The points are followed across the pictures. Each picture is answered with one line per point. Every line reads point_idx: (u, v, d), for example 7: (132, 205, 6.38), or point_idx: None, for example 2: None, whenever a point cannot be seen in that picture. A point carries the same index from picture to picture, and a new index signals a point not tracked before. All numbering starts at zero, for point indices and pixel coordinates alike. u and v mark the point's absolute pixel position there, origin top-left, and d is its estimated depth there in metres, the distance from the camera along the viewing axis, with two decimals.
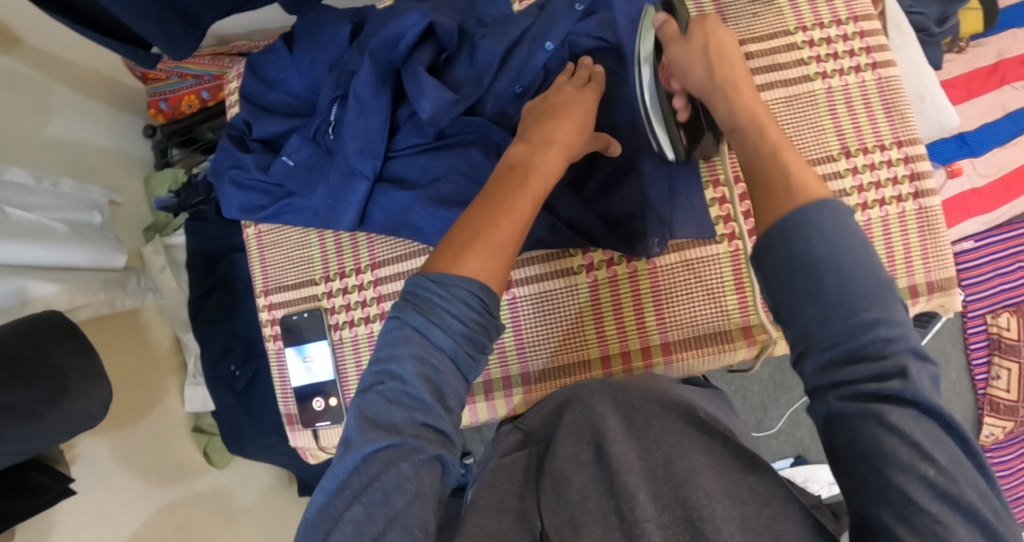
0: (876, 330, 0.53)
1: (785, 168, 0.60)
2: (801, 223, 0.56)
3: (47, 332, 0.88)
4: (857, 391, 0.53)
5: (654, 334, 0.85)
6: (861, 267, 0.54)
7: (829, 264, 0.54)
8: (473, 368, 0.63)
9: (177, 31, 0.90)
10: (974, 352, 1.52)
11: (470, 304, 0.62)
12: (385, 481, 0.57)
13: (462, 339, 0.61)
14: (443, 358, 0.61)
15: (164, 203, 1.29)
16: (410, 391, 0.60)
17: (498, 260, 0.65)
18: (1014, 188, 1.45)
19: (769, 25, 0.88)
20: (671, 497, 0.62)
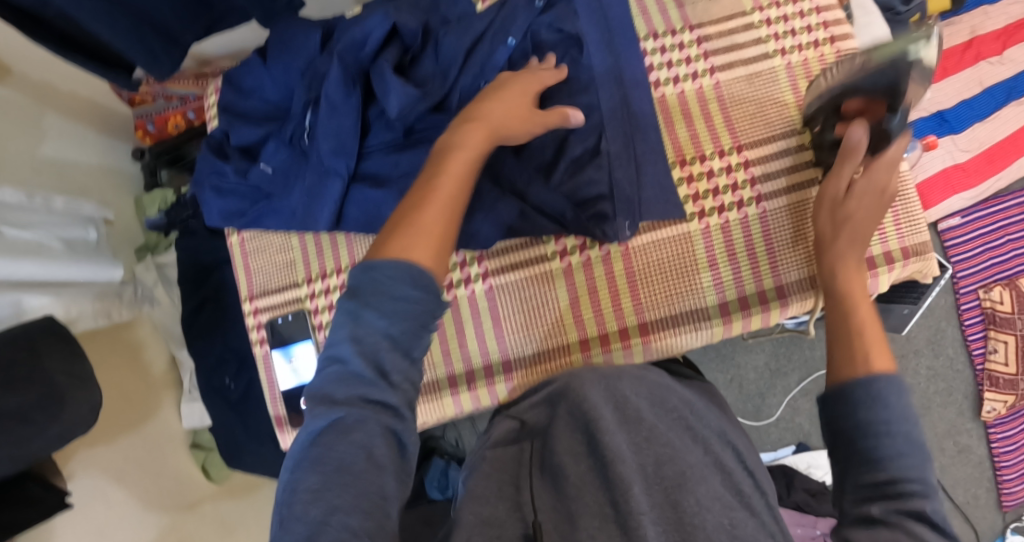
0: (912, 483, 0.60)
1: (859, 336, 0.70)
2: (869, 389, 0.64)
3: (44, 337, 0.96)
4: (888, 508, 0.59)
5: (631, 315, 0.86)
6: (911, 434, 0.62)
7: (876, 430, 0.62)
8: (416, 345, 0.62)
9: (155, 48, 0.94)
10: (970, 328, 1.50)
11: (401, 281, 0.62)
12: (334, 456, 0.58)
13: (399, 319, 0.61)
14: (380, 335, 0.61)
15: (156, 222, 1.35)
16: (353, 369, 0.61)
17: (426, 239, 0.65)
18: (998, 160, 1.46)
19: (726, 8, 0.90)
20: (661, 497, 0.63)
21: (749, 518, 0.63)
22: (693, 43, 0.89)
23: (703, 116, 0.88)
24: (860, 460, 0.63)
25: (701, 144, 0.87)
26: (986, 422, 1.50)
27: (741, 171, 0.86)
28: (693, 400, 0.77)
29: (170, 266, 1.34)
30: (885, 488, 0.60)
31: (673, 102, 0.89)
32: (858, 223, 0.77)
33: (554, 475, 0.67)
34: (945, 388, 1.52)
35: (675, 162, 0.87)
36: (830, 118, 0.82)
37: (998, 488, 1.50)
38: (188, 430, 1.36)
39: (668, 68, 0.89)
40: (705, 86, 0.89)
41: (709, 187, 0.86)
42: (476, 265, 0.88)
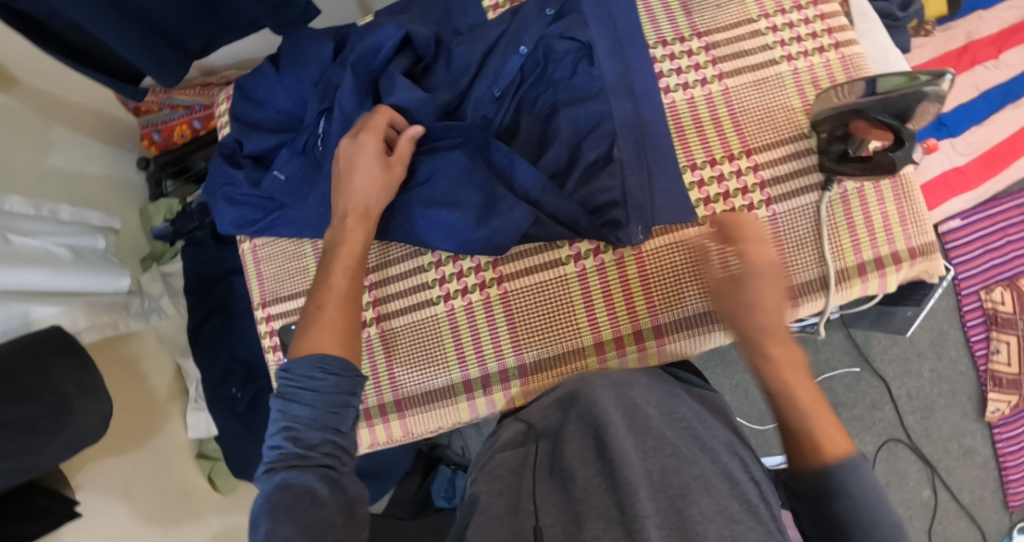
0: None
1: (812, 424, 0.67)
2: (834, 480, 0.64)
3: (51, 345, 0.97)
4: None
5: (645, 318, 0.87)
6: (881, 514, 0.63)
7: (855, 522, 0.63)
8: (342, 420, 0.71)
9: (166, 58, 0.95)
10: (972, 329, 1.52)
11: (315, 373, 0.71)
12: (278, 520, 0.64)
13: (318, 402, 0.70)
14: (303, 420, 0.69)
15: (161, 232, 1.35)
16: (285, 451, 0.68)
17: (335, 333, 0.74)
18: (996, 163, 1.47)
19: (733, 15, 0.92)
20: (666, 503, 0.63)
21: (752, 529, 0.62)
22: (702, 50, 0.91)
23: (713, 122, 0.89)
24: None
25: (712, 148, 0.88)
26: (990, 423, 1.51)
27: (751, 175, 0.88)
28: (700, 410, 0.77)
29: (176, 276, 1.35)
30: None
31: (683, 108, 0.90)
32: (758, 303, 0.70)
33: (564, 480, 0.69)
34: (949, 389, 1.53)
35: (686, 166, 0.88)
36: (838, 131, 0.84)
37: (1004, 488, 1.51)
38: (194, 440, 1.36)
39: (678, 74, 0.90)
40: (714, 92, 0.90)
41: (720, 191, 0.87)
42: (490, 270, 0.89)
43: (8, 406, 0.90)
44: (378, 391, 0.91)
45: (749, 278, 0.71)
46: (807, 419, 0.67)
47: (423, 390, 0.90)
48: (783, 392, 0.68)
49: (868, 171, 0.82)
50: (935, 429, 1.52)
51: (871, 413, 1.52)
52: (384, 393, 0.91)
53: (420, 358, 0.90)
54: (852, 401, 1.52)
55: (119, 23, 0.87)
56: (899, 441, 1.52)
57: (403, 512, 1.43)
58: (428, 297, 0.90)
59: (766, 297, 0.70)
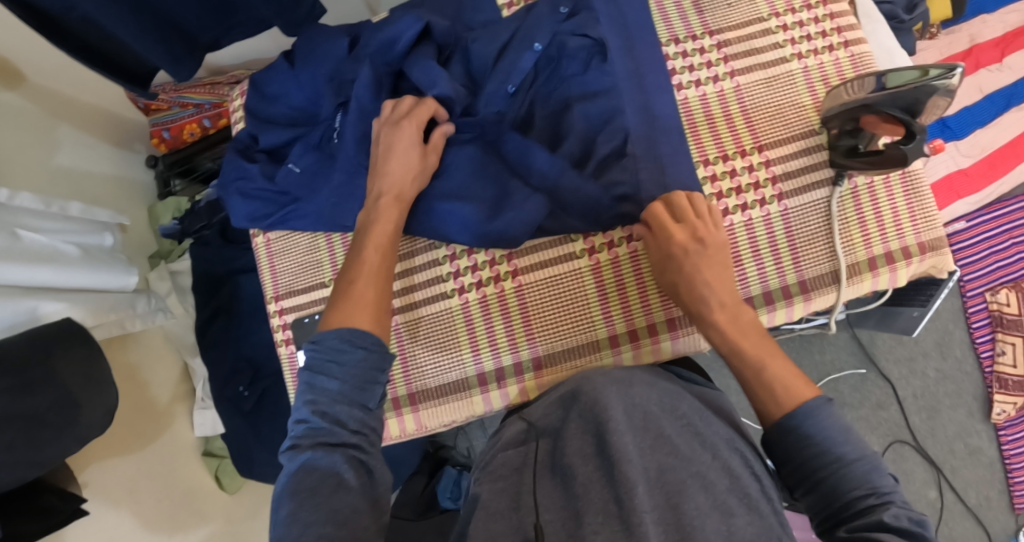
0: (869, 498, 0.66)
1: (766, 381, 0.73)
2: (796, 424, 0.70)
3: (59, 338, 0.97)
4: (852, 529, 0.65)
5: (659, 311, 0.87)
6: (848, 454, 0.68)
7: (822, 461, 0.68)
8: (369, 396, 0.72)
9: (180, 53, 0.96)
10: (977, 331, 1.53)
11: (344, 347, 0.73)
12: (304, 495, 0.66)
13: (347, 381, 0.71)
14: (332, 396, 0.71)
15: (169, 230, 1.36)
16: (313, 426, 0.70)
17: (361, 309, 0.76)
18: (1000, 166, 1.48)
19: (744, 14, 0.93)
20: (663, 499, 0.65)
21: (750, 522, 0.65)
22: (713, 48, 0.92)
23: (725, 119, 0.90)
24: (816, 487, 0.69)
25: (724, 144, 0.89)
26: (996, 424, 1.52)
27: (763, 171, 0.88)
28: (701, 408, 0.77)
29: (184, 274, 1.35)
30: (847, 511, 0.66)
31: (695, 104, 0.90)
32: (698, 279, 0.77)
33: (565, 478, 0.70)
34: (954, 390, 1.53)
35: (699, 161, 0.89)
36: (847, 126, 0.85)
37: (1009, 490, 1.51)
38: (200, 439, 1.36)
39: (690, 72, 0.91)
40: (726, 89, 0.91)
41: (733, 186, 0.88)
42: (505, 263, 0.89)
43: (16, 400, 0.90)
44: (392, 384, 0.91)
45: (693, 255, 0.78)
46: (762, 372, 0.73)
47: (436, 383, 0.90)
48: (736, 350, 0.75)
49: (875, 164, 0.82)
50: (940, 431, 1.52)
51: (877, 414, 1.52)
52: (397, 387, 0.91)
53: (434, 351, 0.90)
54: (857, 403, 1.52)
55: (134, 17, 0.88)
56: (904, 442, 1.52)
57: (409, 513, 1.41)
58: (442, 291, 0.90)
59: (708, 272, 0.77)
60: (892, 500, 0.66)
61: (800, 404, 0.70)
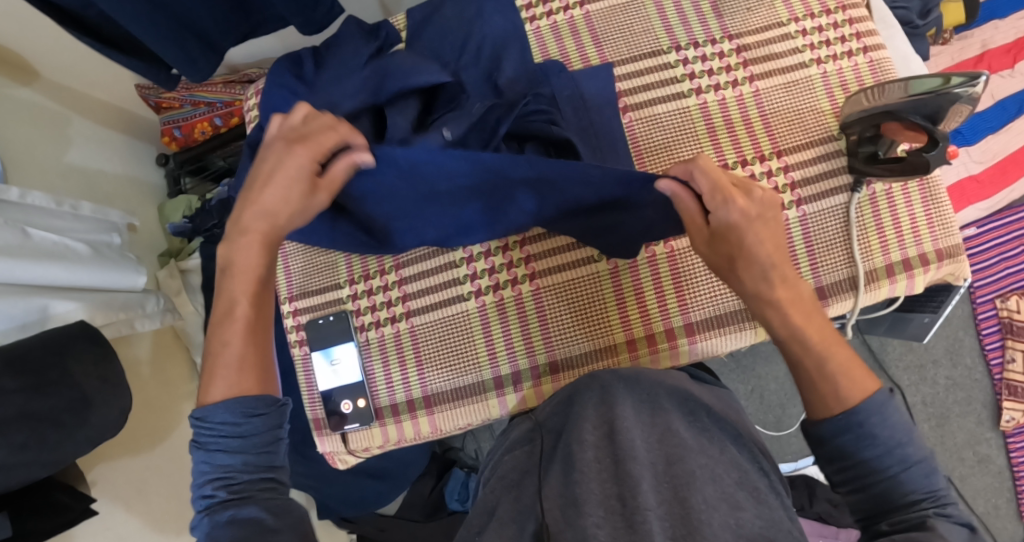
0: (923, 499, 0.67)
1: (833, 376, 0.70)
2: (854, 426, 0.69)
3: (70, 337, 0.97)
4: (898, 523, 0.66)
5: (676, 316, 0.86)
6: (910, 457, 0.68)
7: (883, 461, 0.68)
8: (274, 452, 0.71)
9: (196, 53, 0.97)
10: (987, 338, 1.53)
11: (233, 417, 0.69)
12: None
13: (246, 445, 0.69)
14: (235, 463, 0.68)
15: (179, 228, 1.34)
16: (221, 496, 0.68)
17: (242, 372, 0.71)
18: (1011, 172, 1.48)
19: (763, 19, 0.92)
20: (670, 494, 0.64)
21: (758, 516, 0.64)
22: (732, 52, 0.91)
23: (744, 123, 0.90)
24: (867, 485, 0.69)
25: (745, 148, 0.89)
26: (1005, 432, 1.51)
27: (782, 176, 0.88)
28: (713, 405, 0.79)
29: (194, 273, 1.34)
30: (894, 507, 0.68)
31: (714, 108, 0.90)
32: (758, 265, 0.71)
33: (568, 465, 0.70)
34: (964, 398, 1.53)
35: (718, 166, 0.88)
36: (868, 132, 0.84)
37: (1018, 497, 1.51)
38: None
39: (709, 76, 0.91)
40: (745, 94, 0.90)
41: None
42: (523, 266, 0.89)
43: (29, 400, 0.89)
44: (406, 386, 0.91)
45: (756, 223, 0.71)
46: (825, 364, 0.71)
47: (451, 386, 0.90)
48: (796, 335, 0.71)
49: (897, 171, 0.82)
50: (948, 438, 1.52)
51: None
52: (412, 389, 0.91)
53: (450, 355, 0.90)
54: None
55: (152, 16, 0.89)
56: None
57: (415, 514, 1.42)
58: (459, 293, 0.90)
59: (773, 249, 0.71)
60: (948, 502, 0.67)
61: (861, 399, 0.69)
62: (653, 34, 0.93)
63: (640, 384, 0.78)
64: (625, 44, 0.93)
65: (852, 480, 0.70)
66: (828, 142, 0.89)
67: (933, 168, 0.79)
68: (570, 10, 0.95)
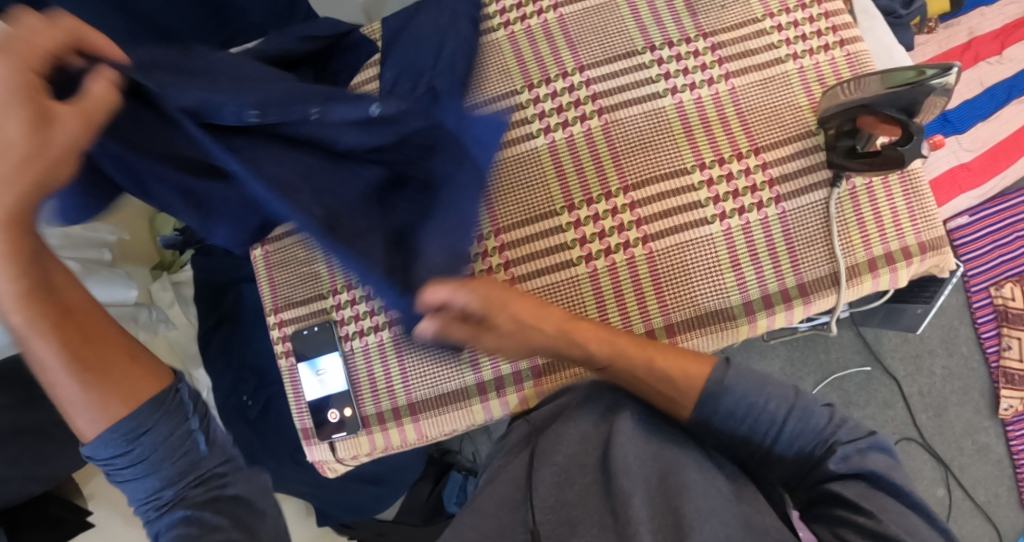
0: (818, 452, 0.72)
1: (658, 379, 0.77)
2: (713, 406, 0.75)
3: None
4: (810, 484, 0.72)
5: (656, 316, 0.87)
6: (780, 418, 0.74)
7: (756, 432, 0.75)
8: (195, 451, 0.70)
9: None
10: (982, 326, 1.52)
11: (122, 443, 0.67)
12: None
13: (156, 464, 0.68)
14: (157, 484, 0.68)
15: (169, 241, 1.35)
16: (159, 518, 0.69)
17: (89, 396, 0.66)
18: (1002, 160, 1.48)
19: (738, 16, 0.92)
20: (663, 506, 0.65)
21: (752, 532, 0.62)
22: (707, 50, 0.91)
23: (720, 122, 0.89)
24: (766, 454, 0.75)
25: (721, 146, 0.89)
26: (1004, 420, 1.51)
27: (759, 173, 0.88)
28: None
29: (186, 284, 1.32)
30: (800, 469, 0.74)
31: (690, 107, 0.90)
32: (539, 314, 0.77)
33: (561, 481, 0.69)
34: (961, 387, 1.53)
35: (695, 165, 0.88)
36: (846, 126, 0.84)
37: (1018, 485, 1.50)
38: None
39: (684, 75, 0.91)
40: (721, 92, 0.90)
41: (729, 189, 0.88)
42: (502, 271, 0.90)
43: (20, 416, 0.91)
44: (391, 394, 0.91)
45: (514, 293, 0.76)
46: (649, 365, 0.79)
47: (436, 393, 0.90)
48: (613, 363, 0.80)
49: (875, 165, 0.82)
50: (947, 428, 1.51)
51: (883, 413, 1.51)
52: (397, 397, 0.92)
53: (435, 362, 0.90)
54: (864, 401, 1.51)
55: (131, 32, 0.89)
56: (911, 439, 1.51)
57: (415, 519, 1.42)
58: None
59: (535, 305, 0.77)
60: (836, 439, 0.72)
61: (706, 381, 0.76)
62: (627, 34, 0.93)
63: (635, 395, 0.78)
64: (600, 46, 0.93)
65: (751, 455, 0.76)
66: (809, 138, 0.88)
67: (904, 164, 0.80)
68: (544, 14, 0.95)
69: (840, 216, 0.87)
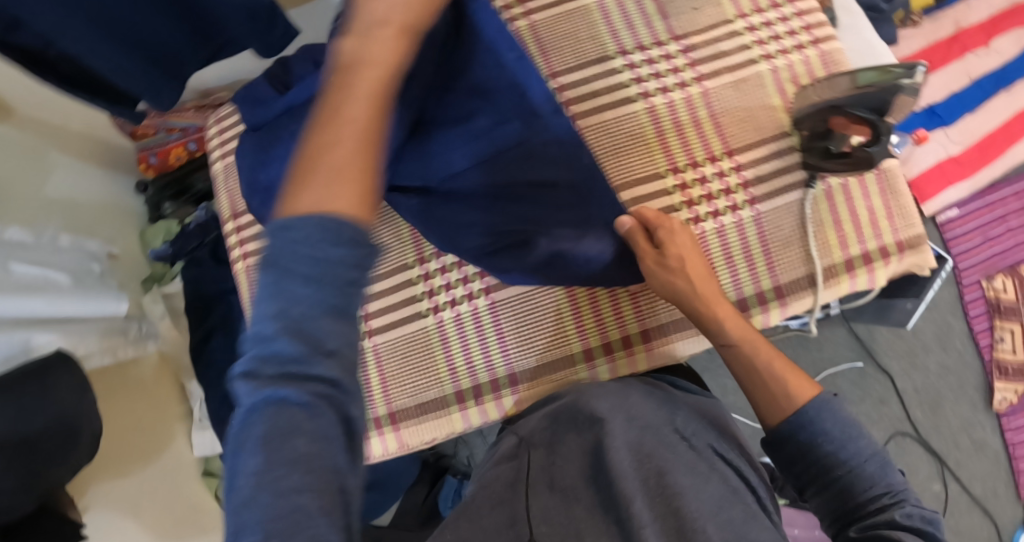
0: (882, 497, 0.70)
1: (774, 375, 0.79)
2: (806, 422, 0.75)
3: (55, 363, 0.99)
4: (863, 525, 0.69)
5: (632, 324, 0.89)
6: (861, 453, 0.73)
7: (839, 456, 0.73)
8: (352, 303, 0.46)
9: (156, 76, 0.98)
10: (975, 319, 1.51)
11: (325, 235, 0.45)
12: (274, 446, 0.44)
13: (325, 274, 0.44)
14: (308, 303, 0.44)
15: (160, 254, 1.38)
16: (278, 349, 0.44)
17: (347, 184, 0.47)
18: (991, 152, 1.47)
19: (710, 17, 0.93)
20: (664, 507, 0.67)
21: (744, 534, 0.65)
22: (680, 53, 0.92)
23: (694, 126, 0.89)
24: (822, 482, 0.73)
25: (694, 150, 0.89)
26: (999, 413, 1.50)
27: (734, 176, 0.88)
28: (689, 410, 0.82)
29: (177, 296, 1.36)
30: (853, 509, 0.71)
31: (663, 111, 0.90)
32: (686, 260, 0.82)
33: (565, 495, 0.71)
34: (956, 381, 1.51)
35: (668, 169, 0.89)
36: (819, 127, 0.83)
37: (1015, 479, 1.48)
38: (199, 459, 1.38)
39: (657, 79, 0.91)
40: (694, 94, 0.90)
41: (704, 193, 0.88)
42: (477, 281, 0.90)
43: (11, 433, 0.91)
44: (372, 404, 0.92)
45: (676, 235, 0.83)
46: (763, 366, 0.79)
47: (416, 402, 0.91)
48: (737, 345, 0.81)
49: (849, 165, 0.82)
50: (943, 422, 1.50)
51: (877, 409, 1.50)
52: (376, 406, 0.92)
53: (415, 372, 0.91)
54: (858, 398, 1.50)
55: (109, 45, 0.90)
56: (906, 434, 1.50)
57: (411, 524, 1.41)
58: (417, 310, 0.91)
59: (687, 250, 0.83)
60: (905, 498, 0.70)
61: (808, 401, 0.76)
62: (598, 40, 0.93)
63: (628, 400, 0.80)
64: (572, 52, 0.93)
65: (809, 478, 0.74)
66: (783, 141, 0.88)
67: (871, 162, 0.80)
68: (517, 21, 0.95)
69: (820, 218, 0.87)
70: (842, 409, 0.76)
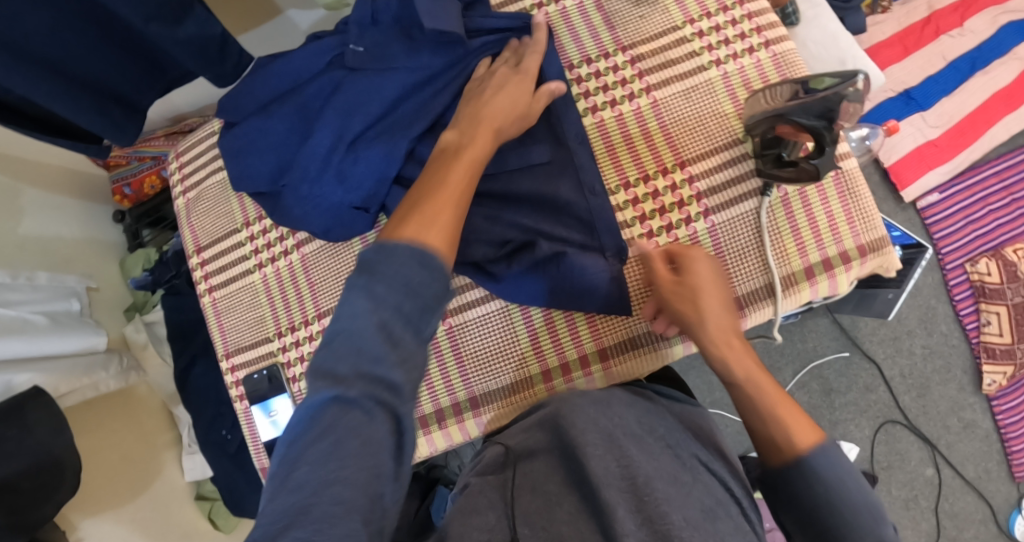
0: None
1: (782, 424, 0.72)
2: (803, 468, 0.70)
3: (35, 404, 1.00)
4: None
5: (589, 343, 0.90)
6: (857, 505, 0.68)
7: (831, 505, 0.68)
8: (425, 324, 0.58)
9: (120, 119, 0.96)
10: (961, 303, 1.49)
11: (412, 266, 0.58)
12: (336, 434, 0.54)
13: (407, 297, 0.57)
14: (389, 311, 0.56)
15: (141, 282, 1.35)
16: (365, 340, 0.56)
17: (436, 231, 0.62)
18: (969, 133, 1.45)
19: (657, 25, 0.92)
20: (648, 512, 0.65)
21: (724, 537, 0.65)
22: (627, 65, 0.91)
23: (644, 139, 0.90)
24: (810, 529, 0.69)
25: (645, 164, 0.89)
26: (988, 395, 1.49)
27: (686, 188, 0.88)
28: (670, 418, 0.80)
29: (159, 324, 1.37)
30: None
31: (612, 125, 0.91)
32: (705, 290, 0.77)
33: (546, 501, 0.69)
34: (943, 365, 1.50)
35: (620, 186, 0.89)
36: (768, 135, 0.83)
37: (1008, 460, 1.47)
38: (191, 482, 1.40)
39: (605, 93, 0.91)
40: (643, 106, 0.90)
41: (656, 207, 0.88)
42: None
43: None
44: None
45: (697, 265, 0.78)
46: (772, 409, 0.73)
47: None
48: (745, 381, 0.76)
49: (799, 174, 0.81)
50: (932, 406, 1.49)
51: (865, 397, 1.48)
52: None
53: None
54: (845, 387, 1.49)
55: (73, 92, 0.87)
56: (896, 422, 1.48)
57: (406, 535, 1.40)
58: None
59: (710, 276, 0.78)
60: None
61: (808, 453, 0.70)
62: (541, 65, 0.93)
63: (610, 406, 0.78)
64: None
65: (798, 521, 0.70)
66: (736, 149, 0.88)
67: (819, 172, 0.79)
68: None
69: (776, 224, 0.87)
70: (845, 457, 0.71)
